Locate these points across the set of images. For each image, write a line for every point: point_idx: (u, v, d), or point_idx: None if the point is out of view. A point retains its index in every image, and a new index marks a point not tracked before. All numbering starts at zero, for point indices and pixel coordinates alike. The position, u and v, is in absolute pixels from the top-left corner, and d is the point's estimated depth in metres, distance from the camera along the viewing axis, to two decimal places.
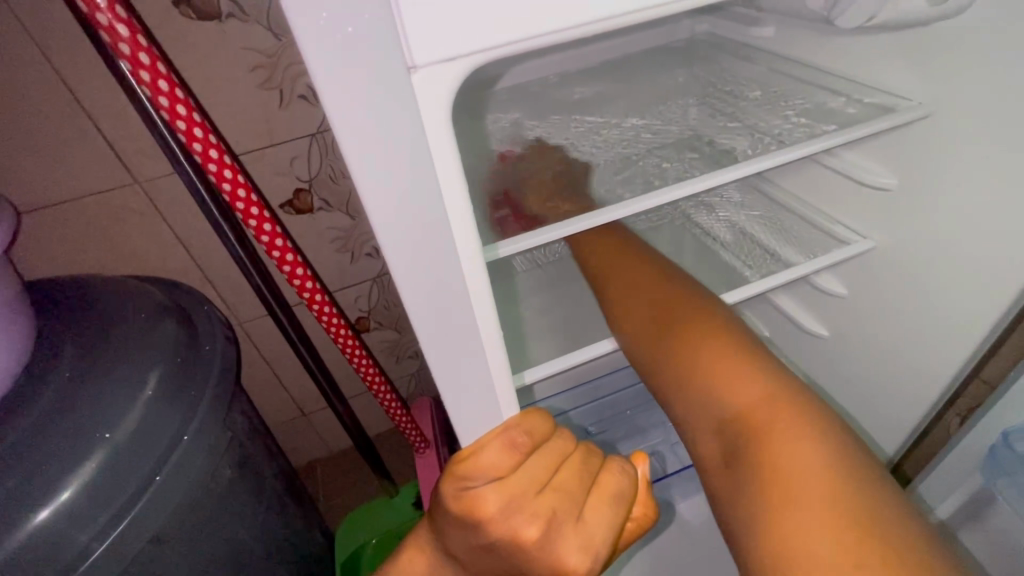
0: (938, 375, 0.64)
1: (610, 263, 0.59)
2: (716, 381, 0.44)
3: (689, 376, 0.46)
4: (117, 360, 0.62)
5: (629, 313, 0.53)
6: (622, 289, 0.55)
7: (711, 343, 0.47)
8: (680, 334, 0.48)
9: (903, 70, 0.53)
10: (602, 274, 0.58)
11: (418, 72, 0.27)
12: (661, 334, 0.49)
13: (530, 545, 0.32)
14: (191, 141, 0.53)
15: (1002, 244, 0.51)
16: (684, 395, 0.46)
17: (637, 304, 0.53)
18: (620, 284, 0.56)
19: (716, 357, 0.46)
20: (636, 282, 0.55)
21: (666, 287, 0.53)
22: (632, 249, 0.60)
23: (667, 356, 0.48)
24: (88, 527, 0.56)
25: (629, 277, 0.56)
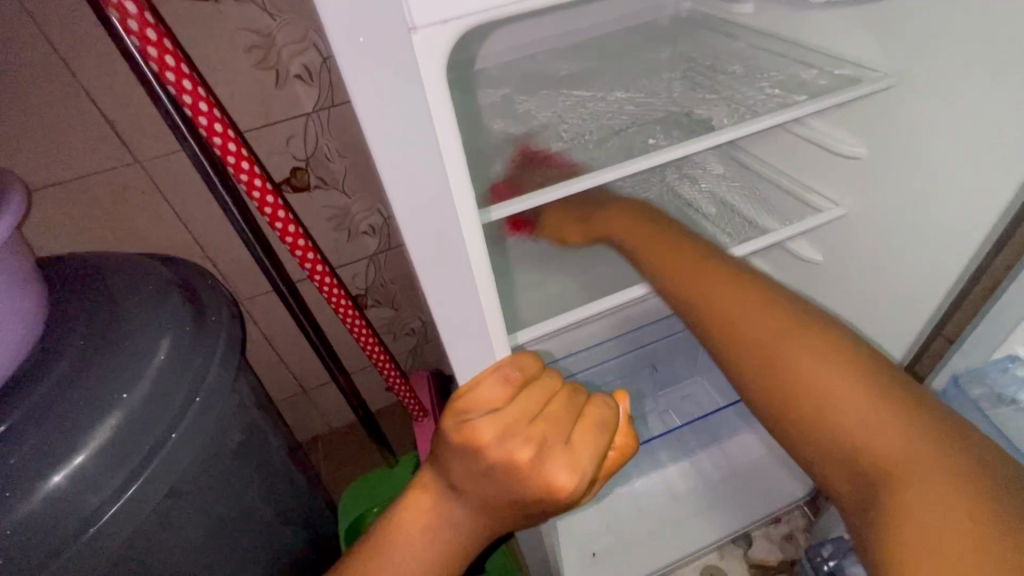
0: (901, 332, 0.68)
1: (692, 272, 0.59)
2: (840, 412, 0.45)
3: (801, 390, 0.47)
4: (130, 328, 0.65)
5: (731, 326, 0.53)
6: (717, 300, 0.55)
7: (823, 357, 0.48)
8: (789, 347, 0.49)
9: (872, 42, 0.56)
10: (682, 284, 0.58)
11: (418, 32, 0.29)
12: (771, 348, 0.50)
13: (524, 466, 0.36)
14: (196, 115, 0.56)
15: (955, 203, 0.55)
16: (800, 410, 0.47)
17: (741, 316, 0.53)
18: (715, 295, 0.56)
19: (829, 368, 0.47)
20: (732, 294, 0.55)
21: (767, 299, 0.54)
22: (698, 249, 0.61)
23: (778, 371, 0.49)
24: (112, 478, 0.60)
25: (723, 288, 0.56)
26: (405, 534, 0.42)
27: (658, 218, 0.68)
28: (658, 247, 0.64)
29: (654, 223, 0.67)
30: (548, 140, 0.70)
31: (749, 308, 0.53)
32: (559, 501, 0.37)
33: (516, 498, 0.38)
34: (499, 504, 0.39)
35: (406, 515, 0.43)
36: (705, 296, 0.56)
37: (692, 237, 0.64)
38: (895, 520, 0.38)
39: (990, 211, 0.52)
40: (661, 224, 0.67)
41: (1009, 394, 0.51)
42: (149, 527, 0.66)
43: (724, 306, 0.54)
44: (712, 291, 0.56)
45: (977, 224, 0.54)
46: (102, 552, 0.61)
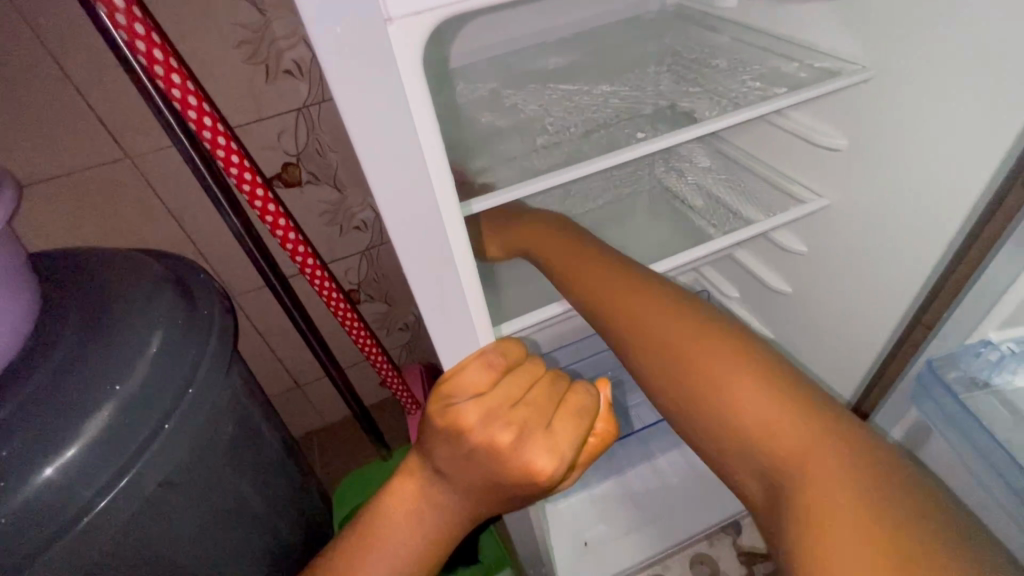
0: (878, 321, 0.69)
1: (594, 274, 0.54)
2: (735, 405, 0.41)
3: (708, 400, 0.42)
4: (122, 322, 0.66)
5: (631, 327, 0.48)
6: (618, 301, 0.50)
7: (724, 363, 0.43)
8: (689, 349, 0.44)
9: (849, 36, 0.58)
10: (586, 290, 0.53)
11: (393, 23, 0.30)
12: (675, 352, 0.45)
13: (504, 449, 0.37)
14: (185, 110, 0.57)
15: (929, 193, 0.56)
16: (712, 425, 0.41)
17: (645, 317, 0.48)
18: (613, 296, 0.50)
19: (731, 373, 0.42)
20: (630, 296, 0.50)
21: (671, 300, 0.49)
22: (599, 253, 0.57)
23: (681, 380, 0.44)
24: (107, 468, 0.61)
25: (622, 289, 0.51)
26: (392, 518, 0.43)
27: (561, 223, 0.64)
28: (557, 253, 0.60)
29: (556, 229, 0.64)
30: (534, 133, 0.71)
31: (648, 309, 0.48)
32: (540, 484, 0.38)
33: (497, 482, 0.39)
34: (483, 488, 0.40)
35: (393, 499, 0.44)
36: (604, 299, 0.51)
37: (591, 240, 0.60)
38: (797, 521, 0.34)
39: (962, 203, 0.54)
40: (563, 230, 0.63)
41: (981, 376, 0.52)
42: (144, 516, 0.67)
43: (624, 307, 0.49)
44: (612, 293, 0.51)
45: (952, 215, 0.55)
46: (97, 543, 0.62)
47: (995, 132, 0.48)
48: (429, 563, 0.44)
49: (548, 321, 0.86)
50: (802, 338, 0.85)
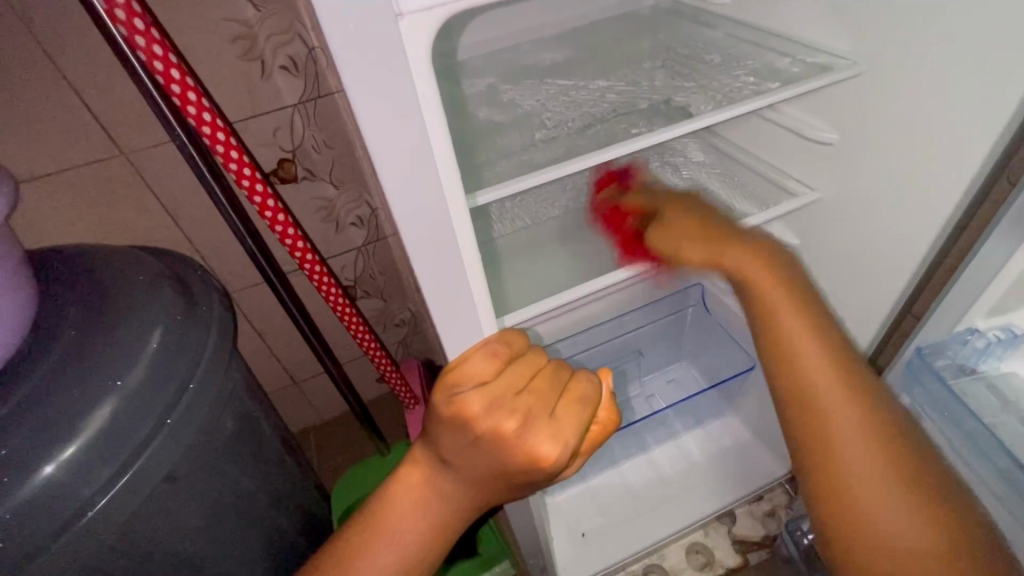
0: (869, 312, 0.71)
1: (772, 298, 0.50)
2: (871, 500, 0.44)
3: (868, 504, 0.44)
4: (121, 318, 0.66)
5: (812, 414, 0.46)
6: (808, 378, 0.47)
7: (885, 475, 0.44)
8: (850, 437, 0.45)
9: (840, 32, 0.59)
10: (769, 334, 0.49)
11: (404, 19, 0.31)
12: (847, 442, 0.45)
13: (509, 436, 0.38)
14: (184, 105, 0.57)
15: (917, 185, 0.57)
16: (861, 525, 0.44)
17: (828, 407, 0.46)
18: (803, 370, 0.47)
19: (895, 489, 0.43)
20: (824, 374, 0.46)
21: (860, 387, 0.47)
22: (748, 240, 0.54)
23: (842, 480, 0.45)
24: (108, 464, 0.61)
25: (817, 362, 0.47)
26: (398, 508, 0.44)
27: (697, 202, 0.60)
28: (695, 240, 0.55)
29: (693, 208, 0.59)
30: (532, 127, 0.72)
31: (835, 396, 0.46)
32: (544, 471, 0.39)
33: (502, 470, 0.40)
34: (489, 475, 0.40)
35: (399, 488, 0.44)
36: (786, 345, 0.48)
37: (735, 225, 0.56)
38: None
39: (949, 195, 0.55)
40: (696, 208, 0.59)
41: (968, 363, 0.54)
42: (146, 512, 0.67)
43: (817, 390, 0.46)
44: (804, 358, 0.47)
45: (939, 207, 0.56)
46: (98, 538, 0.62)
47: (981, 127, 0.50)
48: (435, 551, 0.45)
49: (547, 315, 0.87)
50: None
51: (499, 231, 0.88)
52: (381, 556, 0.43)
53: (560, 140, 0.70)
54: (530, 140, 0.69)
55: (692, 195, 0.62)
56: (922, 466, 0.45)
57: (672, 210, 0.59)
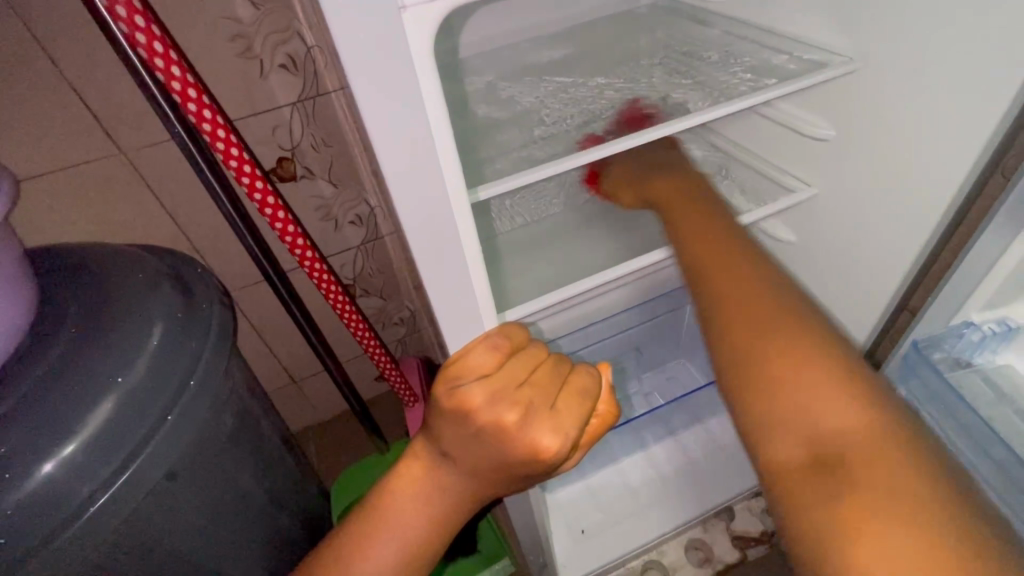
0: (866, 308, 0.71)
1: (685, 226, 0.54)
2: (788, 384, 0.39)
3: (788, 381, 0.39)
4: (121, 316, 0.66)
5: (732, 303, 0.44)
6: (722, 279, 0.46)
7: (834, 390, 0.38)
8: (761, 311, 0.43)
9: (837, 29, 0.60)
10: (684, 259, 0.51)
11: (407, 12, 0.31)
12: (761, 314, 0.43)
13: (510, 428, 0.39)
14: (185, 102, 0.57)
15: (912, 181, 0.58)
16: (780, 399, 0.39)
17: (743, 296, 0.44)
18: (720, 273, 0.46)
19: (816, 368, 0.39)
20: (736, 272, 0.46)
21: (784, 304, 0.43)
22: (684, 180, 0.63)
23: (764, 344, 0.41)
24: (108, 462, 0.61)
25: (731, 264, 0.47)
26: (398, 502, 0.44)
27: (657, 158, 0.70)
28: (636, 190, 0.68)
29: (653, 159, 0.71)
30: (531, 124, 0.72)
31: (753, 286, 0.45)
32: (544, 463, 0.40)
33: (503, 463, 0.40)
34: (490, 468, 0.41)
35: (399, 483, 0.45)
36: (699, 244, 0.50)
37: (679, 167, 0.67)
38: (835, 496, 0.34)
39: (945, 190, 0.55)
40: (652, 163, 0.70)
41: (963, 356, 0.55)
42: (146, 509, 0.67)
43: (729, 289, 0.45)
44: (720, 268, 0.47)
45: (936, 202, 0.56)
46: (98, 536, 0.62)
47: (977, 123, 0.50)
48: (435, 545, 0.45)
49: (546, 312, 0.87)
50: None
51: (498, 227, 0.88)
52: (382, 550, 0.43)
53: (558, 137, 0.70)
54: (529, 137, 0.70)
55: (663, 152, 0.72)
56: (850, 360, 0.40)
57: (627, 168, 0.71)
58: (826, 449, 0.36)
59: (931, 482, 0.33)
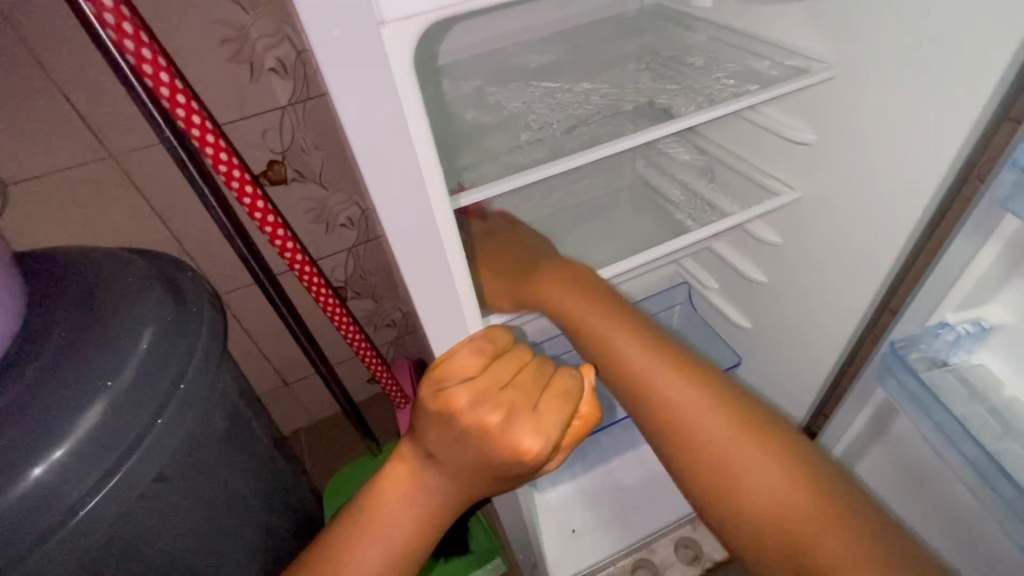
0: (847, 309, 0.73)
1: (569, 299, 0.57)
2: (727, 469, 0.46)
3: (725, 463, 0.46)
4: (110, 320, 0.66)
5: (649, 391, 0.50)
6: (636, 367, 0.51)
7: (761, 459, 0.45)
8: (678, 400, 0.49)
9: (817, 35, 0.61)
10: (590, 339, 0.55)
11: (386, 26, 0.31)
12: (675, 403, 0.49)
13: (493, 429, 0.39)
14: (174, 107, 0.57)
15: (890, 185, 0.59)
16: (720, 478, 0.46)
17: (660, 382, 0.50)
18: (628, 362, 0.52)
19: (748, 448, 0.46)
20: (639, 355, 0.52)
21: (692, 387, 0.50)
22: (551, 269, 0.60)
23: (695, 437, 0.47)
24: (97, 466, 0.61)
25: (630, 346, 0.53)
26: (385, 503, 0.45)
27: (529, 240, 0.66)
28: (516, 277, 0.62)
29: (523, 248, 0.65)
30: (518, 129, 0.73)
31: (667, 375, 0.50)
32: (527, 464, 0.40)
33: (487, 463, 0.41)
34: (474, 469, 0.41)
35: (386, 484, 0.45)
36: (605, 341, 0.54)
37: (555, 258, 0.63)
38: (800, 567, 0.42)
39: (922, 194, 0.56)
40: (509, 247, 0.65)
41: (940, 356, 0.56)
42: (136, 512, 0.67)
43: (647, 373, 0.51)
44: (624, 351, 0.52)
45: (913, 205, 0.58)
46: (89, 539, 0.63)
47: (949, 132, 0.51)
48: (422, 545, 0.46)
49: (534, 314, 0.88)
50: (777, 326, 0.88)
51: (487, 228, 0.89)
52: (369, 551, 0.44)
53: (544, 142, 0.71)
54: (516, 142, 0.71)
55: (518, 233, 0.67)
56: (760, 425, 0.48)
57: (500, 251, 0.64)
58: (775, 520, 0.44)
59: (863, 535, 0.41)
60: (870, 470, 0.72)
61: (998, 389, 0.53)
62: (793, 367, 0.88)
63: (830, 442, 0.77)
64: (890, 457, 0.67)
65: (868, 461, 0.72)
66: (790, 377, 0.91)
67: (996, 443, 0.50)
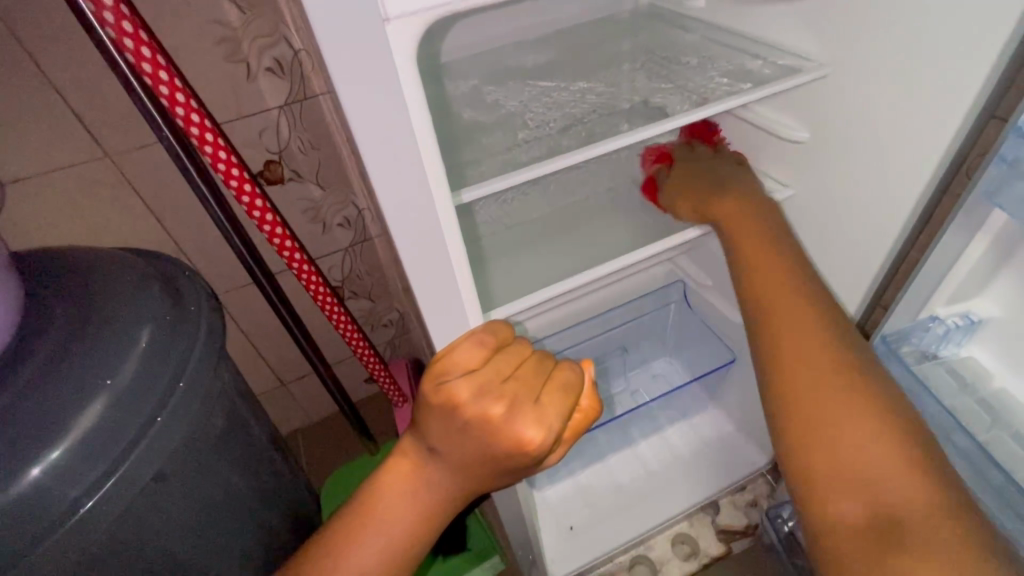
0: (840, 305, 0.73)
1: (734, 212, 0.60)
2: (846, 437, 0.45)
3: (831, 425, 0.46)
4: (108, 319, 0.66)
5: (782, 333, 0.50)
6: (779, 312, 0.51)
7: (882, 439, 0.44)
8: (814, 359, 0.48)
9: (809, 35, 0.62)
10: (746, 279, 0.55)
11: (390, 23, 0.32)
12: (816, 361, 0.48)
13: (495, 421, 0.40)
14: (173, 106, 0.58)
15: (881, 181, 0.60)
16: (821, 432, 0.46)
17: (793, 332, 0.50)
18: (775, 307, 0.52)
19: (877, 439, 0.44)
20: (786, 297, 0.52)
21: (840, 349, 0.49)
22: (725, 198, 0.62)
23: (823, 414, 0.46)
24: (97, 464, 0.61)
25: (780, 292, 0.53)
26: (387, 498, 0.45)
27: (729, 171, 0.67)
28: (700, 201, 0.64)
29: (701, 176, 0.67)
30: (515, 127, 0.74)
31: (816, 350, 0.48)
32: (529, 455, 0.41)
33: (489, 456, 0.41)
34: (476, 462, 0.42)
35: (389, 476, 0.46)
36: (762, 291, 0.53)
37: (730, 184, 0.64)
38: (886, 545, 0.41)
39: (911, 190, 0.57)
40: (717, 172, 0.67)
41: (930, 349, 0.57)
42: (136, 511, 0.67)
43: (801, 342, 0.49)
44: (771, 289, 0.53)
45: (904, 201, 0.59)
46: (87, 538, 0.62)
47: (938, 129, 0.52)
48: (425, 537, 0.46)
49: (532, 312, 0.88)
50: None
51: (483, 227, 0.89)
52: (371, 542, 0.44)
53: (541, 140, 0.72)
54: (514, 140, 0.71)
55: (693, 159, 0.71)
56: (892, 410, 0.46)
57: (688, 180, 0.68)
58: (868, 487, 0.43)
59: (957, 520, 0.41)
60: None
61: (986, 380, 0.54)
62: None
63: None
64: None
65: None
66: None
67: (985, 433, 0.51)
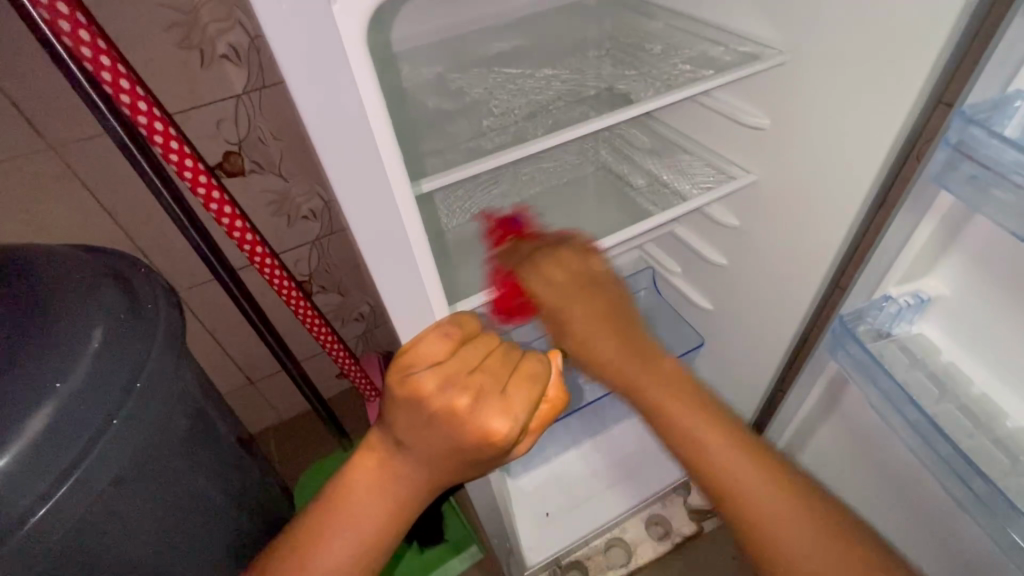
0: (801, 290, 0.76)
1: (631, 367, 0.54)
2: (773, 522, 0.46)
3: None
4: (55, 320, 0.62)
5: (731, 487, 0.47)
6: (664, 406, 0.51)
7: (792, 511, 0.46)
8: (711, 441, 0.48)
9: (768, 22, 0.63)
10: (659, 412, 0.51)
11: (336, 4, 0.31)
12: (708, 443, 0.48)
13: (462, 413, 0.40)
14: (117, 93, 0.55)
15: (836, 165, 0.62)
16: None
17: (686, 421, 0.50)
18: (738, 483, 0.47)
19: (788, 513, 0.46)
20: (748, 471, 0.47)
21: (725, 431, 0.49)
22: (624, 338, 0.56)
23: (746, 499, 0.46)
24: (48, 473, 0.58)
25: (738, 464, 0.47)
26: (357, 494, 0.44)
27: (609, 301, 0.59)
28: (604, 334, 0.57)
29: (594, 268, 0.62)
30: (480, 115, 0.74)
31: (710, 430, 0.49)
32: (496, 446, 0.41)
33: (456, 448, 0.41)
34: (445, 455, 0.42)
35: (323, 549, 0.44)
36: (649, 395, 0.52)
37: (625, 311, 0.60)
38: None
39: (865, 176, 0.59)
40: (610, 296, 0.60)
41: (883, 327, 0.59)
42: (95, 517, 0.65)
43: (692, 429, 0.49)
44: (724, 462, 0.47)
45: (859, 186, 0.61)
46: (42, 548, 0.60)
47: (890, 114, 0.54)
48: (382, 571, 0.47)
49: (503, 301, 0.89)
50: (739, 309, 0.90)
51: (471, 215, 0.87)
52: (353, 527, 0.44)
53: (509, 128, 0.71)
54: (481, 129, 0.71)
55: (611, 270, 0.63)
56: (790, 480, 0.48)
57: (587, 302, 0.59)
58: None
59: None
60: (825, 439, 0.76)
61: (935, 354, 0.57)
62: (751, 345, 0.91)
63: (788, 415, 0.80)
64: (839, 427, 0.72)
65: (823, 431, 0.76)
66: (748, 355, 0.94)
67: (933, 406, 0.54)
